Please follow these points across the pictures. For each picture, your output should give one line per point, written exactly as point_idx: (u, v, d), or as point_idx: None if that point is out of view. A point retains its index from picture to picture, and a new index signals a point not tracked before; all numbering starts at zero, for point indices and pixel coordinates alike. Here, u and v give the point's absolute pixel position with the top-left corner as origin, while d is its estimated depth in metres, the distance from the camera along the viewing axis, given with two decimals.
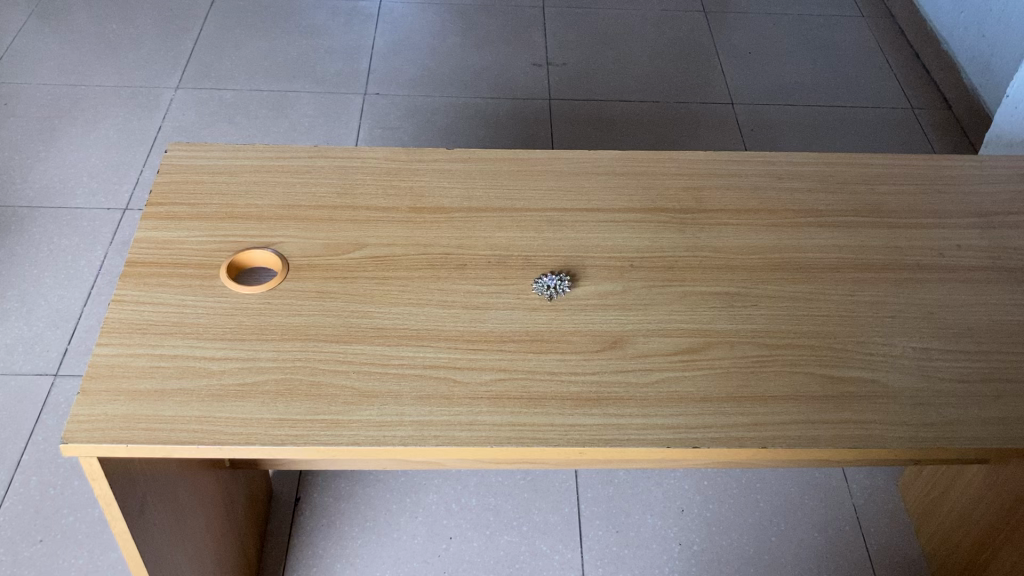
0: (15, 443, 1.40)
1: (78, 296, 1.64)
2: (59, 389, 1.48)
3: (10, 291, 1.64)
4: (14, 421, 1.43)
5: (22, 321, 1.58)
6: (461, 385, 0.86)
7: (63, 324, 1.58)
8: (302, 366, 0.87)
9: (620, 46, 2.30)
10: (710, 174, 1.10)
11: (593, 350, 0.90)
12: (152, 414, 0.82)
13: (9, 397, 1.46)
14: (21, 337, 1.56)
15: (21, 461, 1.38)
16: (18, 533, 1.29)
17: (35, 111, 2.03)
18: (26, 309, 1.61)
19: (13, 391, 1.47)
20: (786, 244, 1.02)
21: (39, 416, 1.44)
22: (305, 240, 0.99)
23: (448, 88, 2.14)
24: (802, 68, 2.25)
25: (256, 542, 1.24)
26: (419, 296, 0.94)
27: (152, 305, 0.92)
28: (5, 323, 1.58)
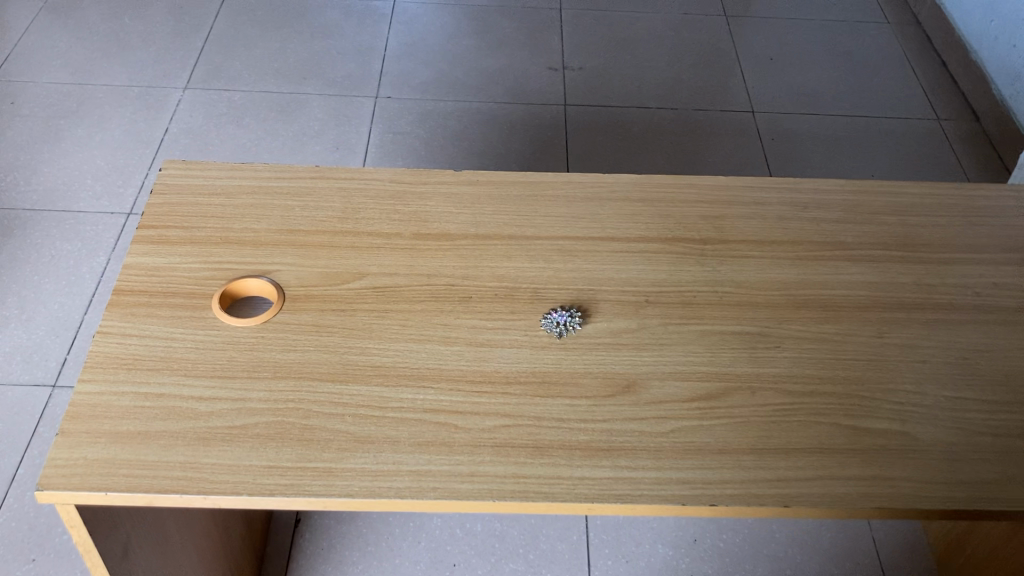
0: (10, 456, 1.35)
1: (79, 304, 1.60)
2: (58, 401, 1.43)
3: (10, 298, 1.59)
4: (10, 433, 1.38)
5: (20, 330, 1.54)
6: (462, 431, 0.81)
7: (63, 333, 1.54)
8: (295, 407, 0.82)
9: (638, 50, 2.24)
10: (731, 201, 1.05)
11: (603, 395, 0.85)
12: (134, 459, 0.78)
13: (6, 408, 1.42)
14: (19, 346, 1.51)
15: (16, 475, 1.33)
16: (10, 551, 1.24)
17: (41, 111, 1.98)
18: (26, 317, 1.56)
19: (10, 402, 1.43)
20: (811, 280, 0.96)
21: (35, 428, 1.40)
22: (303, 268, 0.94)
23: (461, 92, 2.08)
24: (826, 76, 2.18)
25: (253, 567, 1.19)
26: (421, 331, 0.89)
27: (139, 338, 0.87)
28: (4, 330, 1.54)
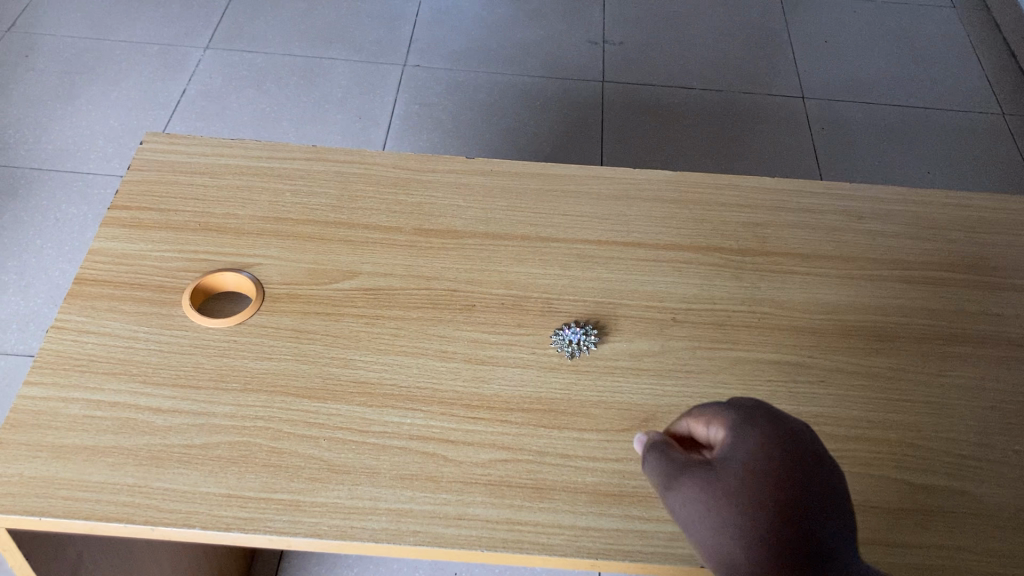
0: None
1: None
2: None
3: (10, 261, 1.51)
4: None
5: (19, 296, 1.46)
6: (452, 465, 0.71)
7: None
8: (264, 427, 0.72)
9: (684, 26, 2.09)
10: (777, 207, 0.92)
11: (617, 429, 0.74)
12: (76, 479, 0.68)
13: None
14: (17, 313, 1.44)
15: None
16: None
17: (56, 66, 1.88)
18: (25, 285, 1.48)
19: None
20: (864, 304, 0.84)
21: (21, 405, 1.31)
22: (287, 263, 0.84)
23: (494, 63, 1.95)
24: (884, 62, 2.03)
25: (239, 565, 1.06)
26: (414, 343, 0.79)
27: (98, 336, 0.77)
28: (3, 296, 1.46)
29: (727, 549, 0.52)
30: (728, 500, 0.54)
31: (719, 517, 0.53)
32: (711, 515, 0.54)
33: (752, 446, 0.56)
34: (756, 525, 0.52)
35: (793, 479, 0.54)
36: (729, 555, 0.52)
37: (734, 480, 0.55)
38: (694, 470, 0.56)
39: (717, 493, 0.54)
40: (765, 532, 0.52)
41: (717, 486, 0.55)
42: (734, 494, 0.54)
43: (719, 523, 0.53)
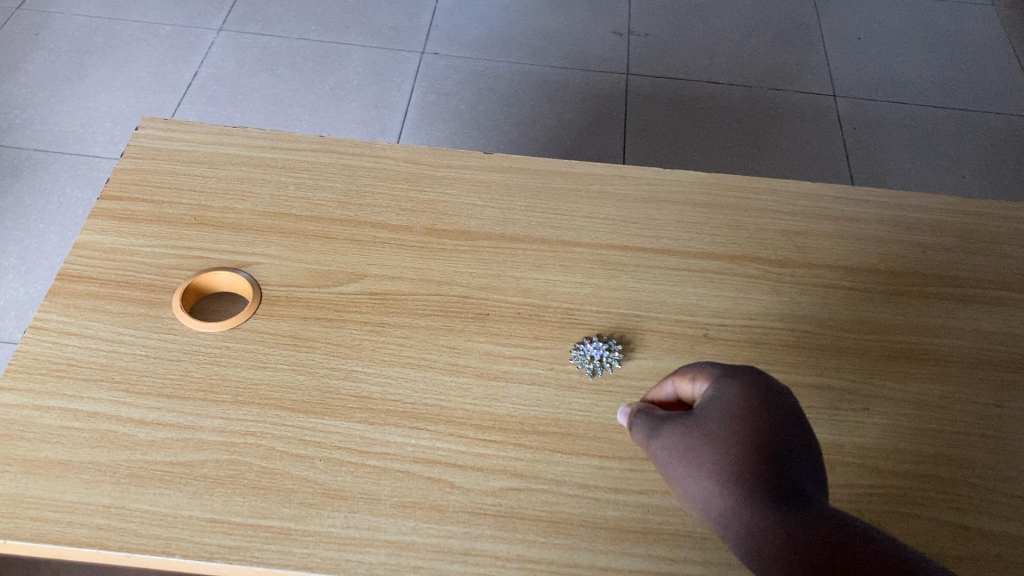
0: None
1: None
2: None
3: (11, 247, 1.46)
4: None
5: (19, 283, 1.41)
6: (459, 493, 0.64)
7: None
8: (254, 444, 0.66)
9: (713, 18, 2.01)
10: (819, 214, 0.85)
11: (641, 458, 0.67)
12: (48, 498, 0.62)
13: None
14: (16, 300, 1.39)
15: None
16: None
17: (66, 45, 1.81)
18: (25, 270, 1.43)
19: None
20: (912, 324, 0.77)
21: None
22: (286, 263, 0.78)
23: (516, 53, 1.88)
24: (921, 61, 1.94)
25: None
26: (422, 355, 0.72)
27: (79, 339, 0.71)
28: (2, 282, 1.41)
29: (703, 483, 0.51)
30: (706, 437, 0.52)
31: (698, 455, 0.52)
32: (691, 454, 0.52)
33: (732, 393, 0.54)
34: (731, 455, 0.50)
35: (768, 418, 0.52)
36: (703, 486, 0.50)
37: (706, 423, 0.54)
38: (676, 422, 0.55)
39: (697, 433, 0.53)
40: (738, 461, 0.50)
41: (696, 428, 0.53)
42: (711, 432, 0.52)
43: (698, 459, 0.52)
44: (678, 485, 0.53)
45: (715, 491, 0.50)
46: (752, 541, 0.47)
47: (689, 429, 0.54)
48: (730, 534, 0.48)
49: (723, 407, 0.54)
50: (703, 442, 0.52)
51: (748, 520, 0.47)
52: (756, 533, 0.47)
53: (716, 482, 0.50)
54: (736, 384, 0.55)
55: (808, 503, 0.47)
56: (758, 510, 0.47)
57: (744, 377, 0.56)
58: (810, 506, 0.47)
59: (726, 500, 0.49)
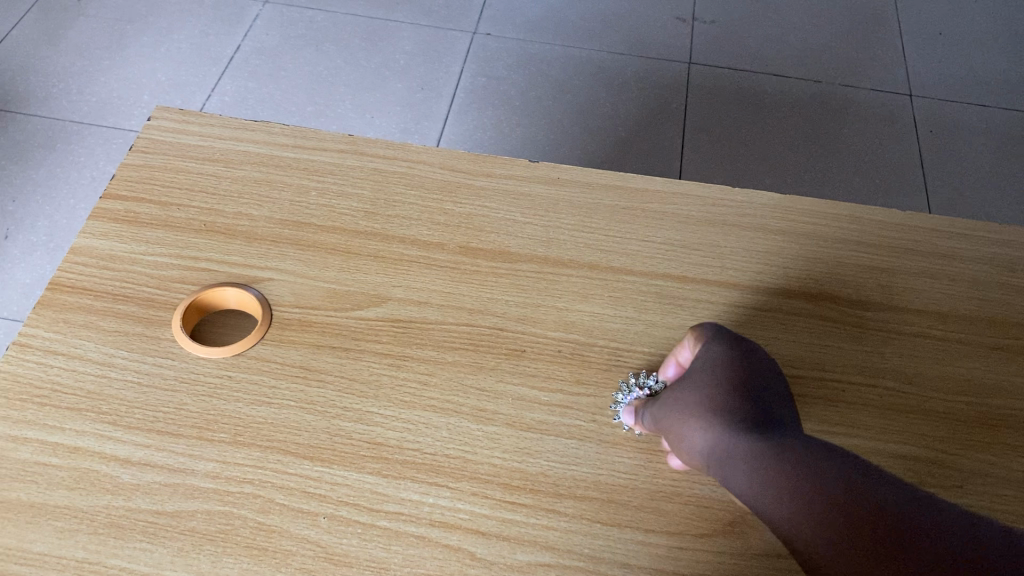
0: None
1: None
2: None
3: (40, 222, 1.40)
4: None
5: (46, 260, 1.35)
6: (480, 566, 0.56)
7: None
8: (252, 495, 0.58)
9: (784, 6, 1.88)
10: (907, 249, 0.75)
11: (694, 534, 0.58)
12: (16, 549, 0.55)
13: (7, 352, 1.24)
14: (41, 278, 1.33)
15: None
16: None
17: (108, 12, 1.74)
18: (53, 247, 1.37)
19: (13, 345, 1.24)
20: (1014, 387, 0.67)
21: None
22: (303, 282, 0.69)
23: (573, 36, 1.77)
24: (1009, 62, 1.79)
25: None
26: (448, 397, 0.64)
27: (67, 361, 0.64)
28: (30, 258, 1.35)
29: (695, 425, 0.55)
30: (696, 388, 0.57)
31: (689, 405, 0.57)
32: (677, 407, 0.57)
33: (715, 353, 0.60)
34: (719, 400, 0.56)
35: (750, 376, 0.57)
36: (690, 434, 0.56)
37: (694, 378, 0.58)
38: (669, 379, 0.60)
39: (681, 389, 0.58)
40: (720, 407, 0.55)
41: (685, 383, 0.58)
42: (699, 383, 0.57)
43: (691, 408, 0.56)
44: (669, 433, 0.58)
45: (706, 432, 0.55)
46: (738, 478, 0.53)
47: (681, 385, 0.59)
48: (722, 467, 0.53)
49: (706, 360, 0.59)
50: (695, 393, 0.57)
51: (732, 458, 0.53)
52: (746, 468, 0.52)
53: (708, 424, 0.55)
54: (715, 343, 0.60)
55: (789, 440, 0.53)
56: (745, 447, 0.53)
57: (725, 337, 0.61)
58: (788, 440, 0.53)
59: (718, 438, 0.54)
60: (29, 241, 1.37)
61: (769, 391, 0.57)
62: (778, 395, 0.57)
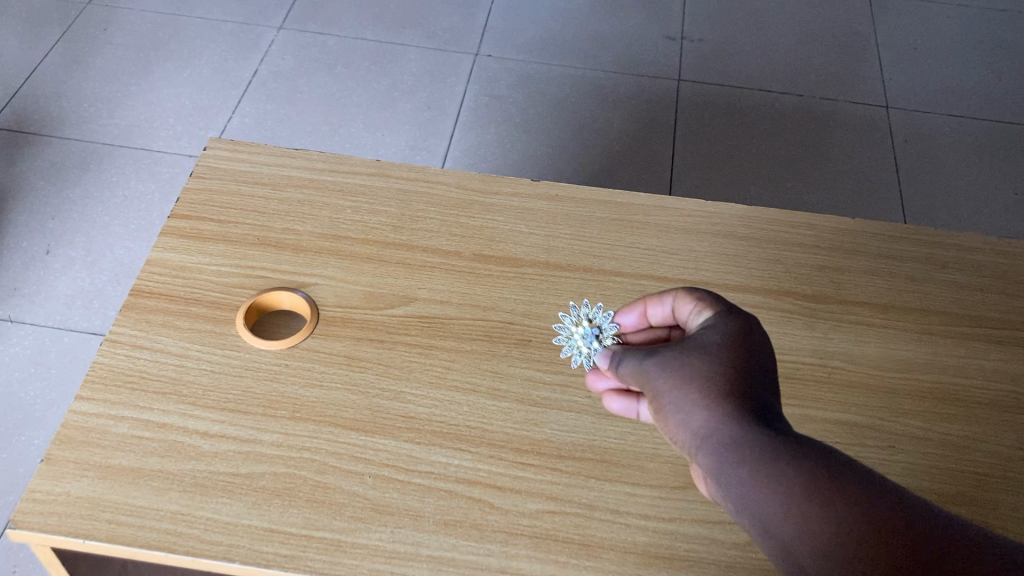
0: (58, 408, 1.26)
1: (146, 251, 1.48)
2: None
3: (78, 238, 1.49)
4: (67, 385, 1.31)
5: (85, 273, 1.45)
6: (498, 513, 0.69)
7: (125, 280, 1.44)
8: (310, 459, 0.71)
9: (767, 24, 2.01)
10: (854, 251, 0.88)
11: (672, 486, 0.71)
12: (121, 503, 0.68)
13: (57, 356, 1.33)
14: (82, 290, 1.42)
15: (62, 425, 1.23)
16: None
17: (133, 39, 1.85)
18: (91, 261, 1.46)
19: (62, 351, 1.34)
20: (942, 365, 0.80)
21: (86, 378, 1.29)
22: (344, 285, 0.83)
23: (569, 57, 1.90)
24: (979, 72, 1.92)
25: None
26: (467, 379, 0.77)
27: (150, 352, 0.77)
28: (70, 272, 1.45)
29: (690, 401, 0.56)
30: (702, 364, 0.57)
31: (694, 381, 0.56)
32: (681, 380, 0.57)
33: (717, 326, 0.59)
34: (718, 378, 0.55)
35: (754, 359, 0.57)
36: (692, 411, 0.55)
37: (700, 351, 0.58)
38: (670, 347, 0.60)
39: (686, 360, 0.58)
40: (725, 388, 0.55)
41: (692, 356, 0.58)
42: (706, 359, 0.57)
43: (686, 382, 0.56)
44: (660, 402, 0.58)
45: (709, 412, 0.54)
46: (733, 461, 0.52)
47: (677, 353, 0.58)
48: (712, 448, 0.54)
49: (714, 337, 0.59)
50: (693, 366, 0.57)
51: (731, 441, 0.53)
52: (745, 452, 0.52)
53: (706, 404, 0.55)
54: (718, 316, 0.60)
55: (788, 433, 0.53)
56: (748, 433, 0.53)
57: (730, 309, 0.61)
58: (786, 431, 0.53)
59: (713, 419, 0.54)
60: (68, 256, 1.47)
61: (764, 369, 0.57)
62: (772, 376, 0.58)
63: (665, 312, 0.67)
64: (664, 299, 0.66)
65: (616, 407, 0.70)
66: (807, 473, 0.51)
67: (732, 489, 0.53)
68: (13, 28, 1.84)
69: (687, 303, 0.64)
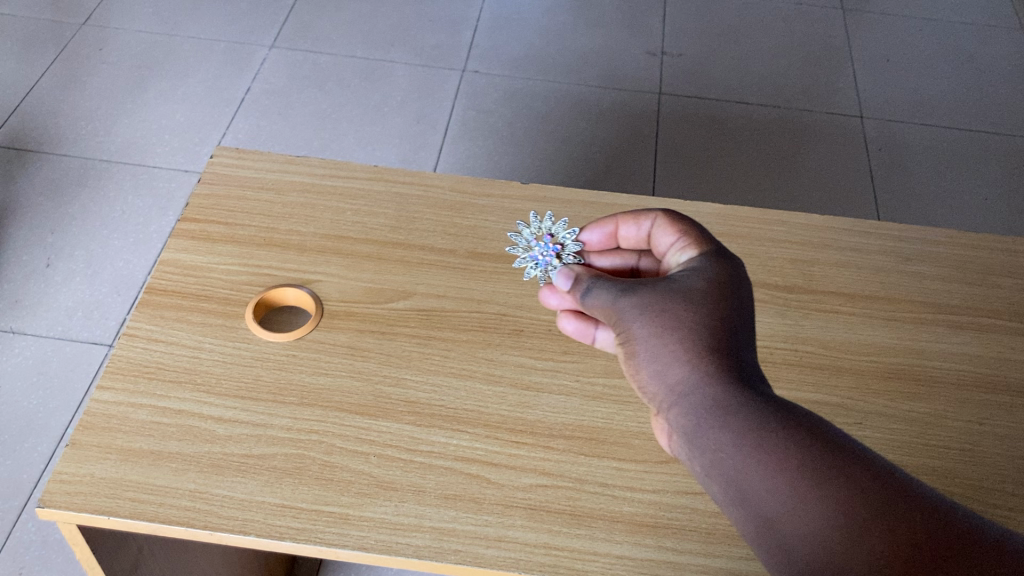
0: (61, 414, 1.28)
1: (145, 263, 1.49)
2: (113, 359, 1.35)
3: (78, 252, 1.50)
4: (64, 389, 1.31)
5: (85, 285, 1.45)
6: (494, 487, 0.73)
7: (125, 292, 1.45)
8: (318, 441, 0.76)
9: (743, 39, 2.08)
10: (823, 245, 0.95)
11: (656, 461, 0.76)
12: (142, 482, 0.72)
13: (59, 365, 1.34)
14: (82, 301, 1.43)
15: (65, 432, 1.26)
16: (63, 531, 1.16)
17: (127, 60, 1.89)
18: (91, 274, 1.47)
19: (64, 360, 1.34)
20: (906, 348, 0.86)
21: (88, 387, 1.32)
22: (346, 281, 0.88)
23: (553, 73, 1.96)
24: (949, 81, 1.99)
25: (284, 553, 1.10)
26: (464, 365, 0.82)
27: (166, 345, 0.82)
28: (70, 284, 1.45)
29: (668, 351, 0.60)
30: (682, 316, 0.61)
31: (672, 332, 0.60)
32: (660, 329, 0.61)
33: (710, 282, 0.63)
34: (698, 331, 0.59)
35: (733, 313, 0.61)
36: (669, 362, 0.59)
37: (681, 300, 0.62)
38: (651, 291, 0.64)
39: (667, 308, 0.61)
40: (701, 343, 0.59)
41: (673, 305, 0.61)
42: (686, 311, 0.61)
43: (664, 333, 0.60)
44: (638, 347, 0.62)
45: (684, 366, 0.59)
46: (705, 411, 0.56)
47: (659, 300, 0.63)
48: (686, 399, 0.58)
49: (696, 290, 0.63)
50: (678, 321, 0.60)
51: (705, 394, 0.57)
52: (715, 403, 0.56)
53: (682, 359, 0.59)
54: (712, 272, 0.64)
55: (758, 388, 0.57)
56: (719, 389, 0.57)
57: (723, 264, 0.65)
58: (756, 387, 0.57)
59: (689, 373, 0.58)
60: (67, 269, 1.47)
61: (743, 322, 0.61)
62: (750, 329, 0.62)
63: (639, 233, 0.74)
64: (641, 220, 0.73)
65: (567, 327, 0.74)
66: (774, 424, 0.54)
67: (702, 443, 0.56)
68: (10, 50, 1.88)
69: (669, 232, 0.71)
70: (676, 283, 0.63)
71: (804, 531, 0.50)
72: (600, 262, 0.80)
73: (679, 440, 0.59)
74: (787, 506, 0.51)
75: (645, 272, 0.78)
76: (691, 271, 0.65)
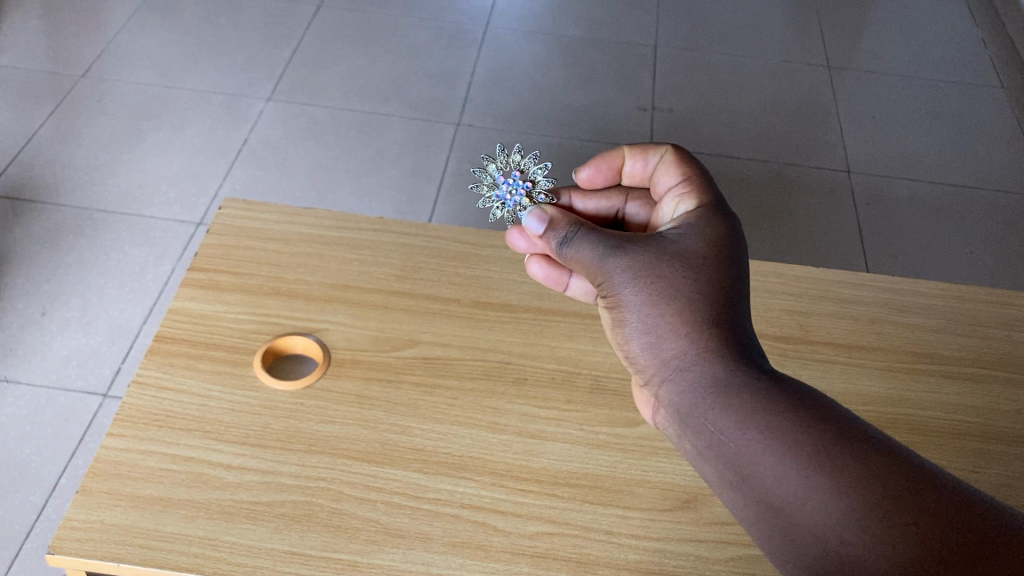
0: (53, 465, 1.28)
1: (139, 312, 1.50)
2: (106, 410, 1.35)
3: (73, 299, 1.51)
4: (57, 439, 1.31)
5: (80, 333, 1.46)
6: (501, 535, 0.74)
7: (120, 340, 1.45)
8: (326, 488, 0.76)
9: (732, 96, 2.13)
10: (818, 296, 0.97)
11: (659, 508, 0.77)
12: (152, 529, 0.72)
13: (54, 414, 1.34)
14: (77, 349, 1.43)
15: (58, 482, 1.25)
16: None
17: (125, 111, 1.92)
18: (86, 322, 1.47)
19: (58, 409, 1.34)
20: (901, 396, 0.88)
21: (82, 437, 1.31)
22: (353, 330, 0.90)
23: (546, 127, 2.00)
24: (933, 138, 2.04)
25: None
26: (469, 413, 0.83)
27: (175, 393, 0.83)
28: (64, 332, 1.46)
29: (667, 327, 0.62)
30: (678, 287, 0.62)
31: (669, 305, 0.62)
32: (658, 301, 0.63)
33: (710, 251, 0.65)
34: (695, 305, 0.61)
35: (727, 279, 0.63)
36: (668, 340, 0.62)
37: (676, 267, 0.64)
38: (643, 253, 0.65)
39: (663, 279, 0.63)
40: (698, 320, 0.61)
41: (669, 276, 0.63)
42: (682, 283, 0.63)
43: (661, 305, 0.63)
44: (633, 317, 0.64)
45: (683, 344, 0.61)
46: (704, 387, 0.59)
47: (652, 263, 0.64)
48: (685, 375, 0.60)
49: (690, 256, 0.64)
50: (677, 294, 0.62)
51: (703, 373, 0.59)
52: (714, 380, 0.59)
53: (681, 335, 0.61)
54: (709, 234, 0.66)
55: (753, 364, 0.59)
56: (718, 368, 0.59)
57: (719, 225, 0.67)
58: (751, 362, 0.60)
59: (690, 351, 0.61)
60: (63, 316, 1.48)
61: (738, 289, 0.63)
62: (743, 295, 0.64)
63: (644, 169, 0.79)
64: (649, 155, 0.78)
65: (536, 272, 0.80)
66: (770, 399, 0.56)
67: (707, 424, 0.58)
68: (8, 101, 1.91)
69: (671, 174, 0.76)
70: (675, 249, 0.65)
71: (807, 516, 0.52)
72: (584, 204, 0.85)
73: (674, 412, 0.61)
74: (795, 492, 0.52)
75: (629, 217, 0.83)
76: (685, 231, 0.67)
